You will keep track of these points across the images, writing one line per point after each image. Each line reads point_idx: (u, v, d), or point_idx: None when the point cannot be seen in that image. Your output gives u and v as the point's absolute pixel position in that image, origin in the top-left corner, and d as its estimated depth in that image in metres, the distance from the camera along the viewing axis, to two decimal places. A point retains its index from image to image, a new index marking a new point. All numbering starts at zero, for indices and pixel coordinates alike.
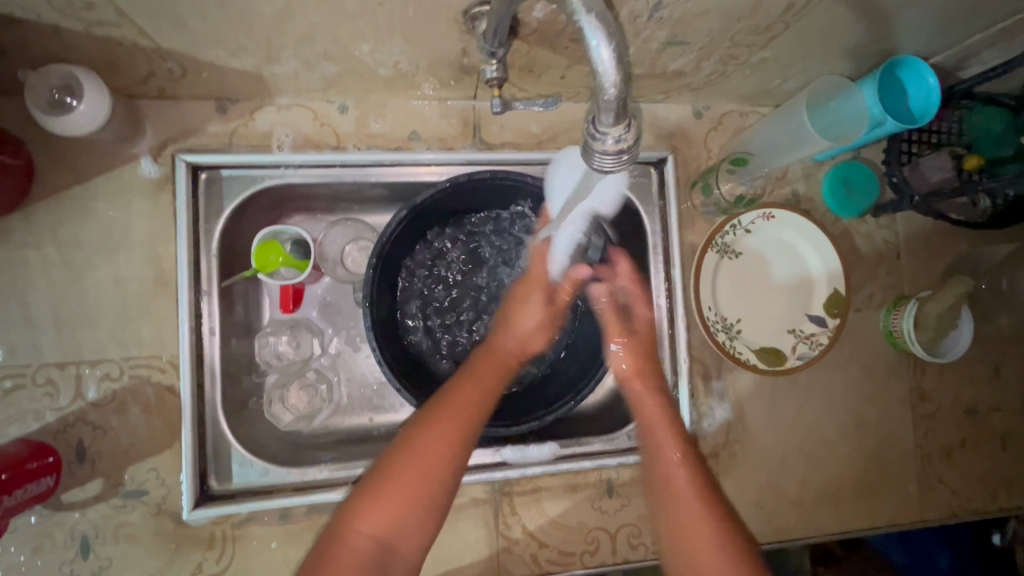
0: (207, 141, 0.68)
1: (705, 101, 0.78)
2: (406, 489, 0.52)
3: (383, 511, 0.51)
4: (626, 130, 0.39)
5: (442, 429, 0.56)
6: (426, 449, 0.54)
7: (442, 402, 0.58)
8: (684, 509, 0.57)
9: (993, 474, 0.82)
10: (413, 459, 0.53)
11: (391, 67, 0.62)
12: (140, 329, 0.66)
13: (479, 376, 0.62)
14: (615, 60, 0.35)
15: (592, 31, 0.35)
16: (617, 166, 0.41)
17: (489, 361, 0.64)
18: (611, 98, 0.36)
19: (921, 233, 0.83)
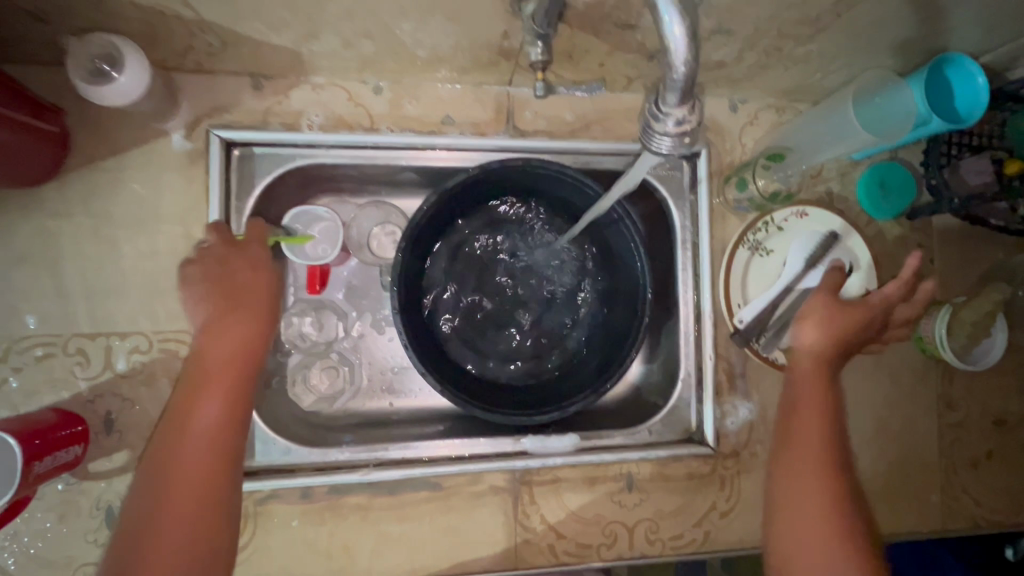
0: (242, 117, 0.68)
1: (742, 96, 0.77)
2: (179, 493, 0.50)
3: (172, 554, 0.48)
4: (691, 110, 0.41)
5: (190, 448, 0.51)
6: (167, 501, 0.49)
7: (172, 436, 0.52)
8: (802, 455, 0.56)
9: (1018, 486, 0.81)
10: (164, 509, 0.49)
11: (429, 48, 0.62)
12: (170, 303, 0.66)
13: (201, 388, 0.54)
14: (687, 37, 0.36)
15: (667, 5, 0.35)
16: (678, 146, 0.43)
17: (207, 366, 0.55)
18: (679, 77, 0.37)
19: (957, 238, 0.81)
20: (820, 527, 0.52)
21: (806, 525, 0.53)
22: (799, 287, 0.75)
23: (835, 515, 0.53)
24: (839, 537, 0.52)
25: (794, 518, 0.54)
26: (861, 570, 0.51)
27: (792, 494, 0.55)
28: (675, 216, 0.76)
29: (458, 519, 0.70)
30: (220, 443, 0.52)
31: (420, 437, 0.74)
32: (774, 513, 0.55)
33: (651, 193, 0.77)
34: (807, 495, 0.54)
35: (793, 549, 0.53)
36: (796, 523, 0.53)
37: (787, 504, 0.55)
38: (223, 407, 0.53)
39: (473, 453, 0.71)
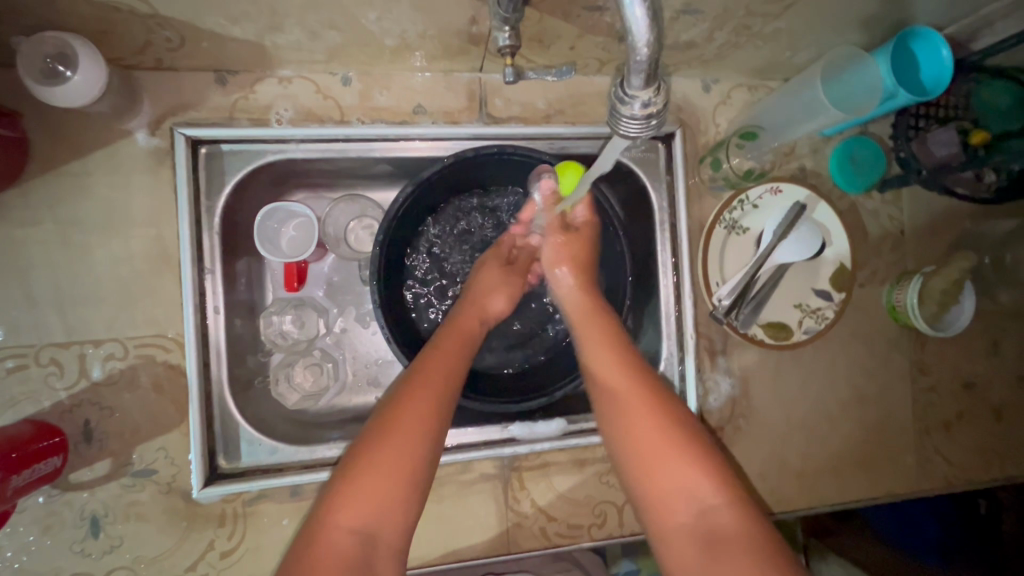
0: (207, 114, 0.66)
1: (713, 75, 0.77)
2: (404, 434, 0.51)
3: (371, 484, 0.48)
4: (656, 93, 0.41)
5: (431, 384, 0.55)
6: (402, 421, 0.51)
7: (409, 384, 0.55)
8: (639, 433, 0.53)
9: (988, 443, 0.84)
10: (402, 433, 0.51)
11: (397, 37, 0.61)
12: (143, 307, 0.64)
13: (439, 350, 0.60)
14: (648, 18, 0.35)
15: None
16: (645, 129, 0.43)
17: (453, 339, 0.62)
18: (641, 59, 0.37)
19: (926, 209, 0.83)
20: (658, 451, 0.52)
21: (678, 500, 0.50)
22: (774, 262, 0.76)
23: (694, 459, 0.51)
24: (696, 478, 0.50)
25: (639, 458, 0.53)
26: (728, 504, 0.49)
27: (635, 427, 0.54)
28: (653, 198, 0.77)
29: (449, 508, 0.70)
30: (454, 389, 0.56)
31: None
32: (633, 456, 0.53)
33: (627, 175, 0.78)
34: (646, 432, 0.53)
35: (651, 483, 0.51)
36: (648, 462, 0.52)
37: (641, 455, 0.53)
38: (453, 364, 0.58)
39: (461, 442, 0.72)
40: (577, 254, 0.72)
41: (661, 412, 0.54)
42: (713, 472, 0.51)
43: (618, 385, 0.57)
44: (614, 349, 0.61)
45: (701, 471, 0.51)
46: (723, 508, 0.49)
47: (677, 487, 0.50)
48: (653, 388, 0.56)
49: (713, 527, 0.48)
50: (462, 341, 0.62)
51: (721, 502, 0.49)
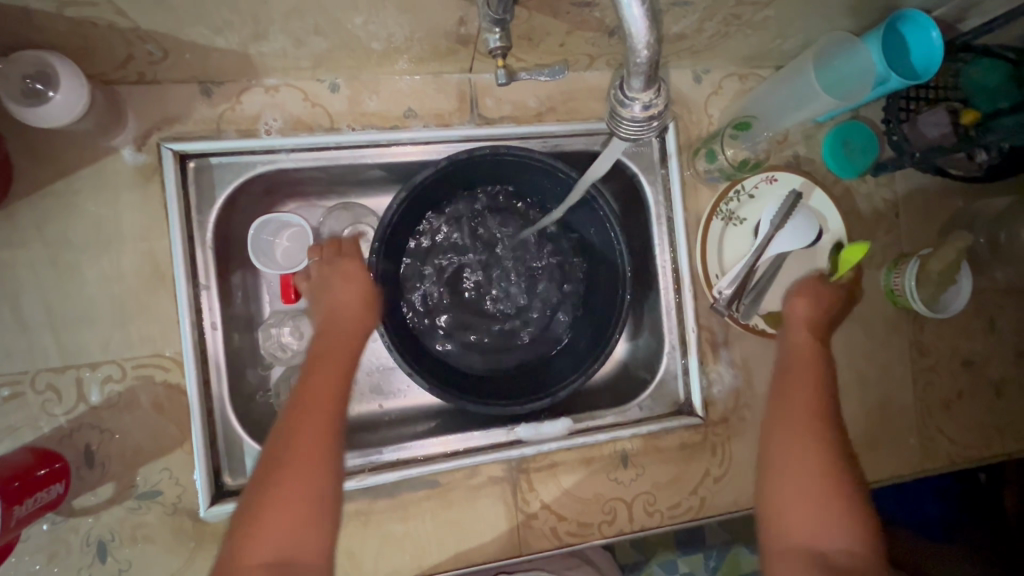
0: (194, 127, 0.65)
1: (704, 66, 0.76)
2: (293, 456, 0.52)
3: (281, 514, 0.50)
4: (655, 93, 0.41)
5: (315, 403, 0.55)
6: (291, 447, 0.52)
7: (292, 407, 0.55)
8: (796, 468, 0.57)
9: (988, 420, 0.85)
10: (299, 463, 0.51)
11: (384, 41, 0.60)
12: (139, 327, 0.63)
13: (322, 361, 0.59)
14: (647, 18, 0.35)
15: None
16: (647, 131, 0.44)
17: (331, 347, 0.61)
18: (641, 61, 0.37)
19: (919, 191, 0.83)
20: (815, 494, 0.56)
21: (808, 531, 0.55)
22: (773, 251, 0.76)
23: (834, 498, 0.56)
24: (829, 517, 0.55)
25: (794, 493, 0.57)
26: (859, 544, 0.54)
27: (797, 463, 0.58)
28: (648, 193, 0.77)
29: (459, 513, 0.70)
30: (342, 401, 0.56)
31: (414, 436, 0.74)
32: (784, 485, 0.58)
33: (622, 170, 0.77)
34: (806, 470, 0.57)
35: (792, 513, 0.56)
36: (796, 494, 0.56)
37: (795, 491, 0.57)
38: (336, 374, 0.58)
39: (468, 447, 0.72)
40: (825, 305, 0.72)
41: (834, 452, 0.59)
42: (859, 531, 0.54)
43: (798, 421, 0.61)
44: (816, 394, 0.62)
45: (835, 509, 0.55)
46: (853, 546, 0.54)
47: (810, 521, 0.55)
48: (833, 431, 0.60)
49: (842, 561, 0.53)
50: (346, 346, 0.62)
51: (864, 554, 0.53)
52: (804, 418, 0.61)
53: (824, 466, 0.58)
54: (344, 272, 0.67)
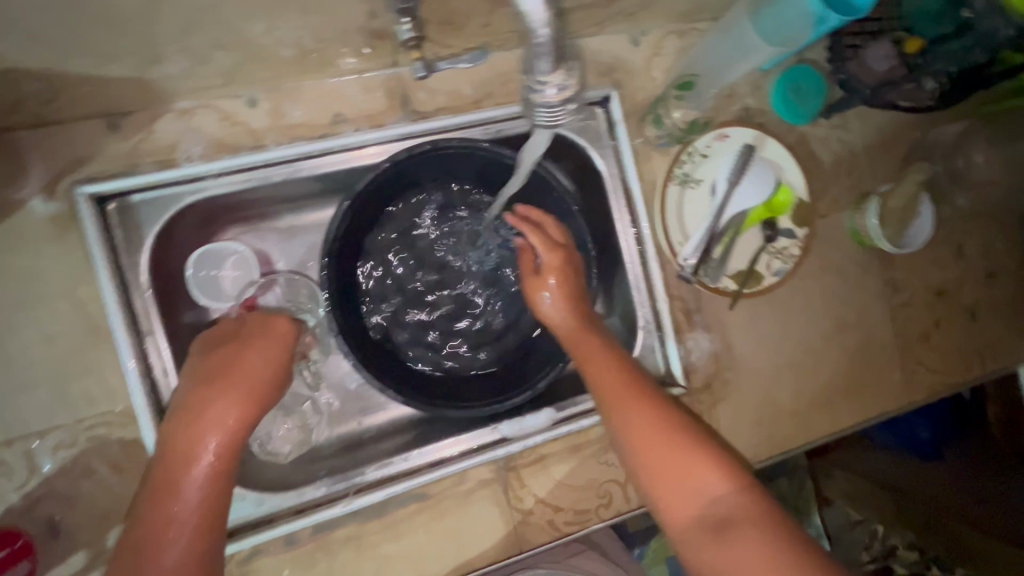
0: (107, 165, 0.60)
1: (641, 27, 0.73)
2: (154, 533, 0.46)
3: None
4: (566, 76, 0.46)
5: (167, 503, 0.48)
6: (149, 522, 0.47)
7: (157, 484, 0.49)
8: (644, 438, 0.55)
9: (966, 345, 0.86)
10: (158, 540, 0.46)
11: (294, 45, 0.55)
12: (83, 386, 0.59)
13: (178, 452, 0.50)
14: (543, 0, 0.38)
15: None
16: (563, 112, 0.49)
17: (189, 395, 0.54)
18: (544, 46, 0.41)
19: (874, 126, 0.81)
20: (666, 450, 0.53)
21: (682, 501, 0.52)
22: (734, 209, 0.74)
23: (682, 454, 0.53)
24: (688, 477, 0.52)
25: (644, 454, 0.54)
26: (734, 494, 0.51)
27: (637, 429, 0.55)
28: (602, 167, 0.74)
29: (453, 521, 0.69)
30: (195, 456, 0.50)
31: (397, 449, 0.72)
32: (638, 459, 0.55)
33: (572, 147, 0.74)
34: (647, 438, 0.55)
35: (661, 487, 0.53)
36: (651, 463, 0.54)
37: (649, 465, 0.54)
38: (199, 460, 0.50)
39: (452, 453, 0.70)
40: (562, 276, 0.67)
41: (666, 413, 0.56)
42: (720, 462, 0.52)
43: (615, 387, 0.59)
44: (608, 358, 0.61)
45: (688, 464, 0.53)
46: (729, 498, 0.51)
47: (679, 490, 0.52)
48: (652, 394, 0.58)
49: (719, 514, 0.50)
50: (208, 430, 0.51)
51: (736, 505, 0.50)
52: (625, 385, 0.58)
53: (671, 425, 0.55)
54: (264, 332, 0.62)
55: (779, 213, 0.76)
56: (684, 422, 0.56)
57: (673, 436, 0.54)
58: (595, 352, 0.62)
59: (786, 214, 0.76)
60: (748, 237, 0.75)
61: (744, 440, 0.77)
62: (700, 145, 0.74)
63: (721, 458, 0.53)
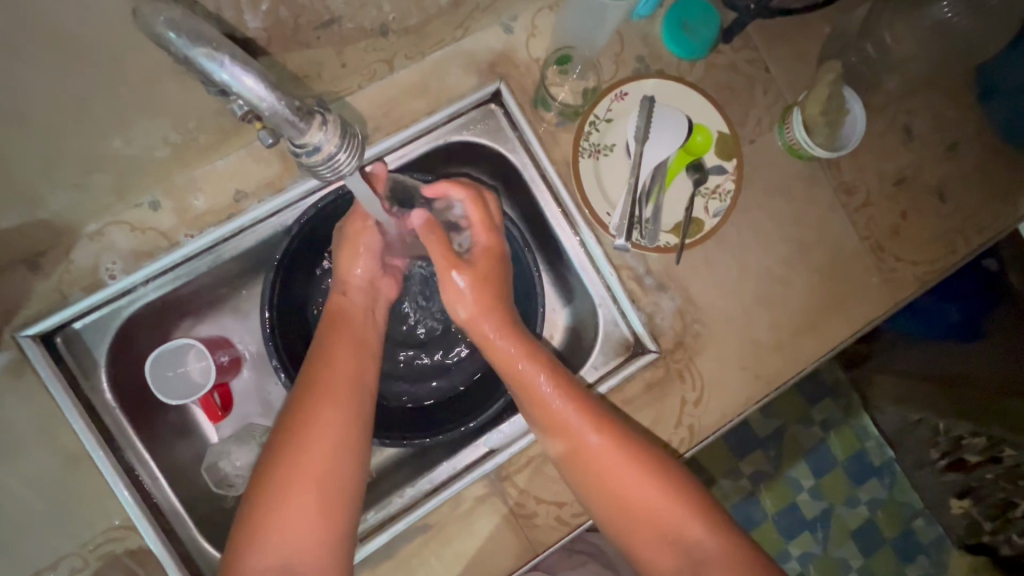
0: (40, 305, 0.63)
1: (509, 13, 0.71)
2: (321, 446, 0.52)
3: (301, 527, 0.49)
4: (326, 125, 0.39)
5: (338, 401, 0.55)
6: (311, 441, 0.52)
7: (311, 400, 0.54)
8: (622, 483, 0.57)
9: (943, 226, 0.81)
10: (315, 456, 0.51)
11: (164, 144, 0.56)
12: (77, 513, 0.62)
13: (337, 360, 0.58)
14: (243, 71, 0.34)
15: (205, 58, 0.34)
16: (344, 165, 0.41)
17: (333, 329, 0.62)
18: (271, 110, 0.36)
19: (779, 36, 0.78)
20: (651, 494, 0.57)
21: (663, 548, 0.56)
22: (651, 164, 0.73)
23: (665, 498, 0.57)
24: (671, 517, 0.56)
25: (623, 503, 0.57)
26: (716, 540, 0.56)
27: (623, 484, 0.57)
28: (513, 160, 0.74)
29: (460, 542, 0.70)
30: (358, 388, 0.57)
31: (394, 489, 0.73)
32: (613, 512, 0.58)
33: (479, 150, 0.74)
34: (627, 482, 0.57)
35: (637, 533, 0.57)
36: (636, 516, 0.57)
37: (632, 506, 0.57)
38: (359, 371, 0.58)
39: (446, 476, 0.72)
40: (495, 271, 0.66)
41: (641, 458, 0.58)
42: (699, 505, 0.57)
43: (598, 449, 0.58)
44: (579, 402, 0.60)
45: (673, 510, 0.57)
46: (710, 542, 0.56)
47: (657, 531, 0.56)
48: (622, 435, 0.60)
49: (701, 558, 0.55)
50: (347, 369, 0.58)
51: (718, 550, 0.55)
52: (601, 431, 0.59)
53: (649, 471, 0.58)
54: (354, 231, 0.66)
55: (701, 154, 0.74)
56: (664, 464, 0.59)
57: (655, 481, 0.57)
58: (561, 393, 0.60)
59: (709, 152, 0.74)
60: (675, 188, 0.74)
61: (733, 385, 0.75)
62: (602, 111, 0.73)
63: (699, 503, 0.57)
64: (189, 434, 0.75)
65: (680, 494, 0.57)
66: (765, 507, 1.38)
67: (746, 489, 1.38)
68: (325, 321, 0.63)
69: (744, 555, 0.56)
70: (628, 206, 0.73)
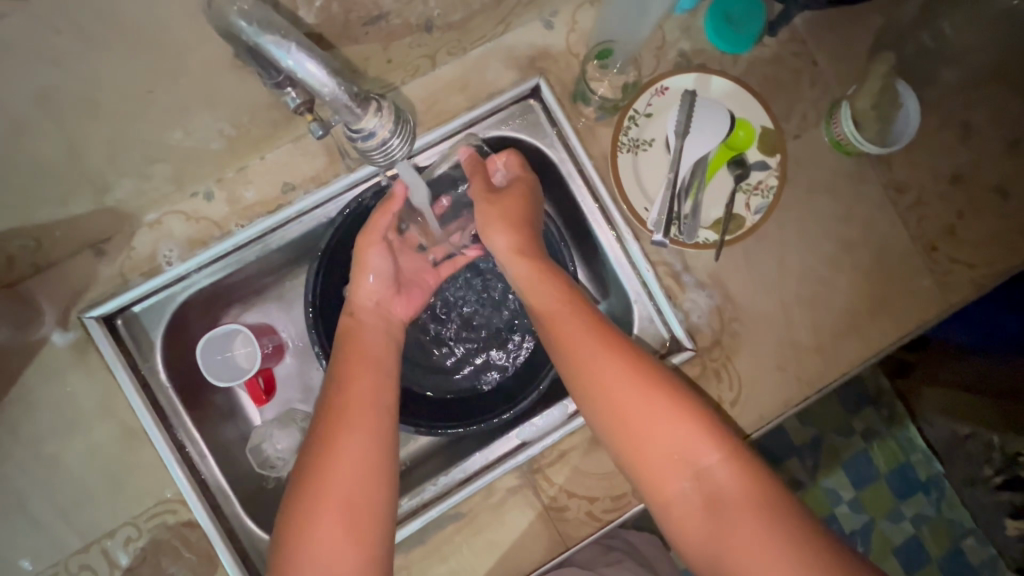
0: (103, 288, 0.67)
1: (550, 9, 0.72)
2: (342, 475, 0.53)
3: (333, 547, 0.51)
4: (380, 112, 0.43)
5: (358, 435, 0.55)
6: (331, 469, 0.53)
7: (328, 429, 0.55)
8: (632, 405, 0.54)
9: (1003, 226, 0.77)
10: (337, 486, 0.52)
11: (220, 136, 0.59)
12: (133, 484, 0.66)
13: (355, 384, 0.58)
14: (312, 59, 0.37)
15: (276, 46, 0.37)
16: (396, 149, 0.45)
17: (350, 352, 0.62)
18: (336, 96, 0.39)
19: (828, 28, 0.76)
20: (660, 418, 0.53)
21: (676, 478, 0.52)
22: (691, 159, 0.72)
23: (675, 427, 0.52)
24: (681, 447, 0.52)
25: (633, 428, 0.54)
26: (730, 470, 0.51)
27: (630, 415, 0.54)
28: (551, 155, 0.74)
29: (491, 532, 0.70)
30: (374, 408, 0.57)
31: (427, 476, 0.75)
32: (622, 437, 0.54)
33: (518, 145, 0.75)
34: (636, 406, 0.54)
35: (650, 464, 0.53)
36: (647, 455, 0.53)
37: (642, 432, 0.53)
38: (377, 391, 0.59)
39: (477, 468, 0.72)
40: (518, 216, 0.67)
41: (648, 379, 0.55)
42: (715, 431, 0.52)
43: (599, 373, 0.56)
44: (584, 332, 0.58)
45: (683, 438, 0.52)
46: (721, 471, 0.51)
47: (668, 460, 0.52)
48: (632, 358, 0.57)
49: (711, 488, 0.50)
50: (361, 394, 0.58)
51: (734, 482, 0.50)
52: (610, 355, 0.56)
53: (656, 394, 0.54)
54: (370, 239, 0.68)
55: (743, 149, 0.73)
56: (673, 387, 0.55)
57: (664, 406, 0.53)
58: (569, 320, 0.59)
59: (751, 147, 0.73)
60: (715, 184, 0.73)
61: (772, 386, 0.73)
62: (641, 106, 0.72)
63: (718, 437, 0.52)
64: (234, 417, 0.78)
65: (691, 418, 0.53)
66: None
67: None
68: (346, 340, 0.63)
69: (766, 491, 0.50)
70: (665, 201, 0.72)
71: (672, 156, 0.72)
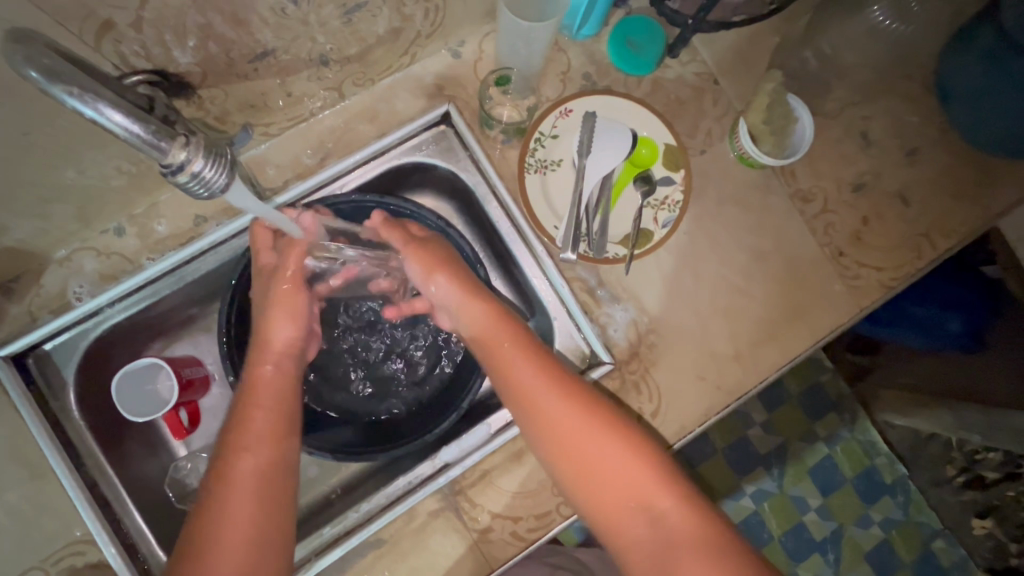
0: (12, 326, 0.67)
1: (456, 39, 0.74)
2: (236, 509, 0.51)
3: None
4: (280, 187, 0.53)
5: (261, 453, 0.55)
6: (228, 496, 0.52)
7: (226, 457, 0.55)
8: (582, 444, 0.56)
9: (909, 230, 0.79)
10: (232, 515, 0.51)
11: (119, 172, 0.61)
12: (37, 525, 0.64)
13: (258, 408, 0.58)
14: (128, 116, 0.39)
15: (74, 97, 0.37)
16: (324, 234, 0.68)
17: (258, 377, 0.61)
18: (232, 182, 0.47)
19: (726, 48, 0.79)
20: (614, 453, 0.55)
21: (628, 510, 0.53)
22: (597, 178, 0.75)
23: (627, 458, 0.55)
24: (636, 477, 0.54)
25: (585, 463, 0.55)
26: (679, 503, 0.53)
27: (572, 437, 0.56)
28: (466, 178, 0.75)
29: (414, 556, 0.70)
30: (283, 432, 0.57)
31: (352, 503, 0.74)
32: (577, 472, 0.55)
33: (433, 170, 0.77)
34: (586, 442, 0.56)
35: (604, 496, 0.54)
36: (600, 490, 0.54)
37: (594, 466, 0.55)
38: (282, 417, 0.59)
39: (398, 494, 0.72)
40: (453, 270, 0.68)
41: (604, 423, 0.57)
42: (669, 474, 0.55)
43: (545, 403, 0.58)
44: (535, 364, 0.60)
45: (636, 471, 0.54)
46: (675, 509, 0.53)
47: (620, 488, 0.54)
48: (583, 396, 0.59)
49: (669, 529, 0.52)
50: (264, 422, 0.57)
51: (684, 516, 0.52)
52: (562, 398, 0.58)
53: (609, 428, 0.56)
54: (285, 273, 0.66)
55: (647, 166, 0.75)
56: (624, 421, 0.57)
57: (620, 444, 0.55)
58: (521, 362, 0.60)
59: (655, 163, 0.75)
60: (621, 202, 0.75)
61: (692, 398, 0.74)
62: (547, 128, 0.75)
63: (668, 470, 0.55)
64: (158, 451, 0.77)
65: (644, 451, 0.56)
66: (771, 527, 1.32)
67: (747, 509, 1.32)
68: (243, 394, 0.60)
69: (717, 527, 0.52)
70: (575, 218, 0.74)
71: (579, 175, 0.75)
